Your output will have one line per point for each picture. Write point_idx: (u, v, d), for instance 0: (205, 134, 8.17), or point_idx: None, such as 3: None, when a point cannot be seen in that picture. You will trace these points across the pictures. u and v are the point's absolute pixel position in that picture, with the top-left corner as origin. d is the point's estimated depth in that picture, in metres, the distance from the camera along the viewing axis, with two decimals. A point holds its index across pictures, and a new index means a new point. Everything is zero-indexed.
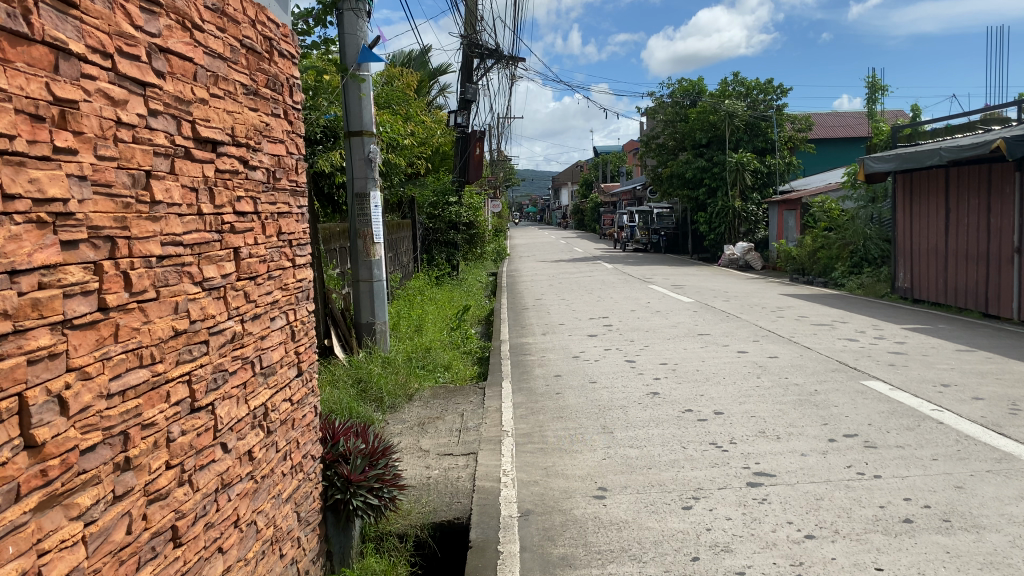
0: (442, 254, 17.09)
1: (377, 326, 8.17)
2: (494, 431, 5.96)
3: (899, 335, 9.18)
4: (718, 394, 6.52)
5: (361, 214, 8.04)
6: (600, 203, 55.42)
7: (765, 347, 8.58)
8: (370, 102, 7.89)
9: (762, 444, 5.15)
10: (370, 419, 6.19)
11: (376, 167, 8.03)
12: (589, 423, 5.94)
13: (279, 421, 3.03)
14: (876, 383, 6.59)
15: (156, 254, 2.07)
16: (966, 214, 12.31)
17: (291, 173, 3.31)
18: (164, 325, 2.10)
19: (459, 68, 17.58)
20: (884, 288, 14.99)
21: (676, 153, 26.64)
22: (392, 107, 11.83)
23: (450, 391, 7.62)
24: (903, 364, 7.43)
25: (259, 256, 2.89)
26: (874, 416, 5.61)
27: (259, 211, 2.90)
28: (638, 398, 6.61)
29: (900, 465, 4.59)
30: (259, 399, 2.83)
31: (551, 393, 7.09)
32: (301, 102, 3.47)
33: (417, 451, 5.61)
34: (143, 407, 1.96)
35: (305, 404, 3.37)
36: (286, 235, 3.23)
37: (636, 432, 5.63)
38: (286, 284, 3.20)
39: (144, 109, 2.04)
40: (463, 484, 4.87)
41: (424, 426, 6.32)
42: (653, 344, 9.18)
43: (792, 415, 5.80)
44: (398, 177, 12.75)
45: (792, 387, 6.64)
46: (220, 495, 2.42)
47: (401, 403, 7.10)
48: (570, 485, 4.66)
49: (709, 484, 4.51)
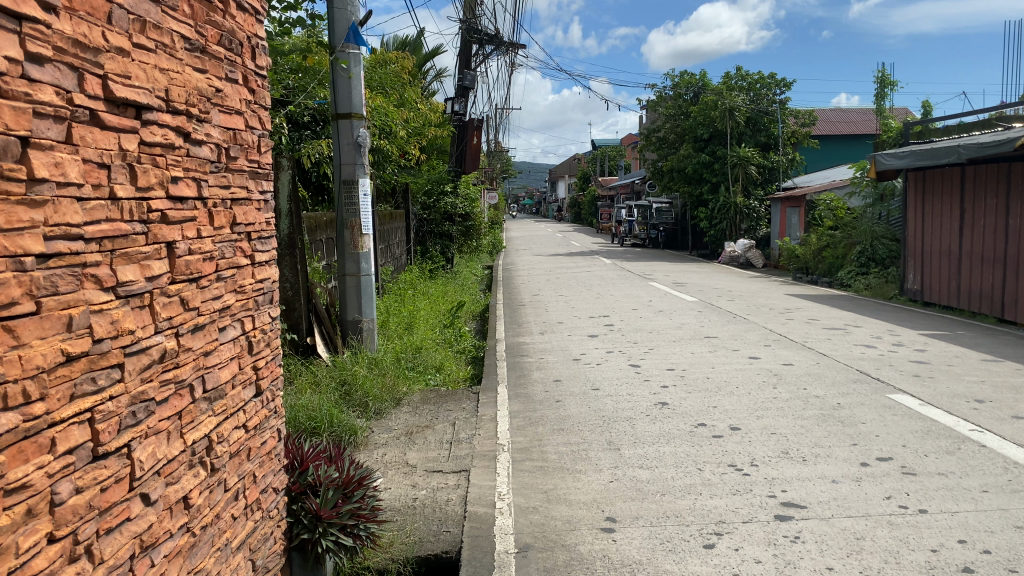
0: (436, 246, 16.53)
1: (364, 324, 7.59)
2: (489, 445, 5.41)
3: (919, 342, 8.65)
4: (732, 407, 6.00)
5: (349, 202, 7.44)
6: (597, 197, 54.88)
7: (777, 353, 8.05)
8: (360, 82, 7.30)
9: (788, 468, 4.63)
10: (353, 428, 5.64)
11: (366, 153, 7.46)
12: (594, 437, 5.40)
13: (228, 455, 2.48)
14: (903, 396, 6.07)
15: (35, 253, 1.52)
16: (983, 217, 11.81)
17: (250, 151, 2.75)
18: (47, 349, 1.55)
19: (458, 54, 16.96)
20: (893, 290, 14.48)
21: (677, 147, 26.05)
22: (384, 89, 11.27)
23: (441, 395, 7.07)
24: (929, 375, 6.91)
25: (204, 252, 2.33)
26: (907, 435, 5.09)
27: (206, 196, 2.35)
28: (645, 409, 6.07)
29: (946, 498, 4.07)
30: (201, 431, 2.28)
31: (550, 400, 6.55)
32: (266, 67, 2.91)
33: (404, 467, 5.08)
34: (8, 466, 1.44)
35: (264, 429, 2.83)
36: (242, 226, 2.67)
37: (646, 449, 5.10)
38: (241, 286, 2.65)
39: (19, 53, 1.49)
40: (453, 509, 4.32)
41: (412, 437, 5.79)
42: (657, 347, 8.64)
43: (816, 433, 5.27)
44: (391, 167, 12.19)
45: (812, 400, 6.11)
46: (136, 563, 1.88)
47: (387, 408, 6.58)
48: (575, 514, 4.13)
49: (731, 517, 3.98)
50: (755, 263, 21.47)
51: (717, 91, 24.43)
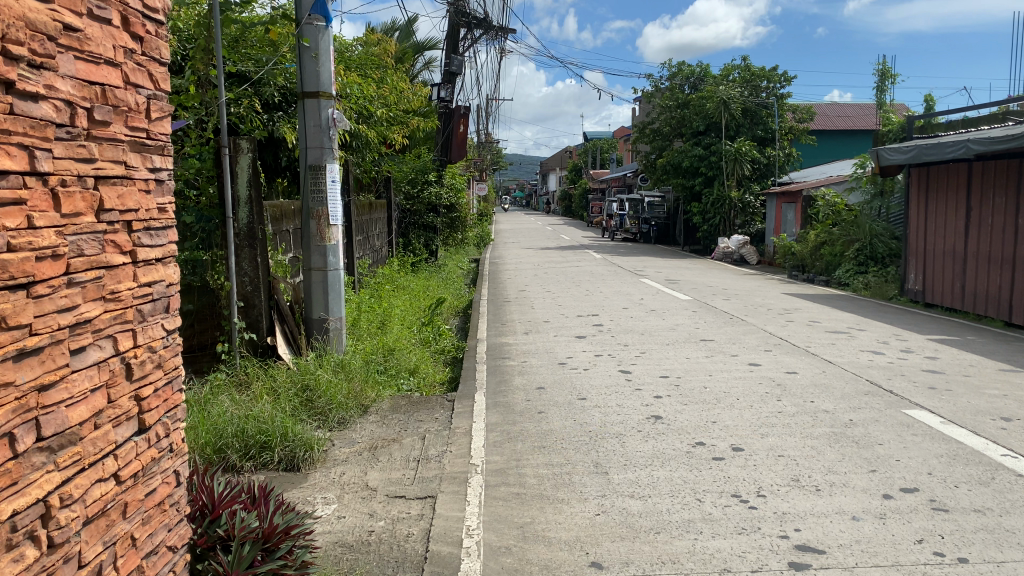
0: (420, 238, 15.89)
1: (331, 323, 6.90)
2: (460, 465, 4.80)
3: (930, 349, 8.09)
4: (734, 423, 5.41)
5: (315, 190, 6.79)
6: (589, 191, 54.36)
7: (779, 359, 7.46)
8: (328, 60, 6.70)
9: (801, 500, 4.03)
10: (309, 442, 5.07)
11: (336, 135, 6.82)
12: (579, 458, 4.79)
13: (83, 517, 1.85)
14: (921, 413, 5.48)
15: None
16: (990, 215, 11.26)
17: (132, 114, 2.11)
18: None
19: (445, 38, 16.26)
20: (893, 290, 13.95)
21: (671, 139, 25.38)
22: (364, 70, 10.63)
23: (413, 403, 6.45)
24: (946, 388, 6.32)
25: (43, 250, 1.70)
26: (931, 461, 4.51)
27: (45, 173, 1.72)
28: (637, 424, 5.47)
29: (987, 543, 3.49)
30: (30, 496, 1.65)
31: (531, 411, 5.93)
32: (157, 9, 2.26)
33: (363, 491, 4.49)
34: None
35: (152, 475, 2.20)
36: (116, 211, 2.02)
37: (637, 474, 4.50)
38: (113, 292, 2.00)
39: None
40: (413, 546, 3.71)
41: (376, 452, 5.18)
42: (649, 350, 8.03)
43: (829, 457, 4.68)
44: (372, 155, 11.53)
45: (820, 415, 5.53)
46: None
47: (352, 417, 5.97)
48: (555, 557, 3.52)
49: (738, 564, 3.38)
50: (749, 260, 20.91)
51: (715, 82, 23.80)
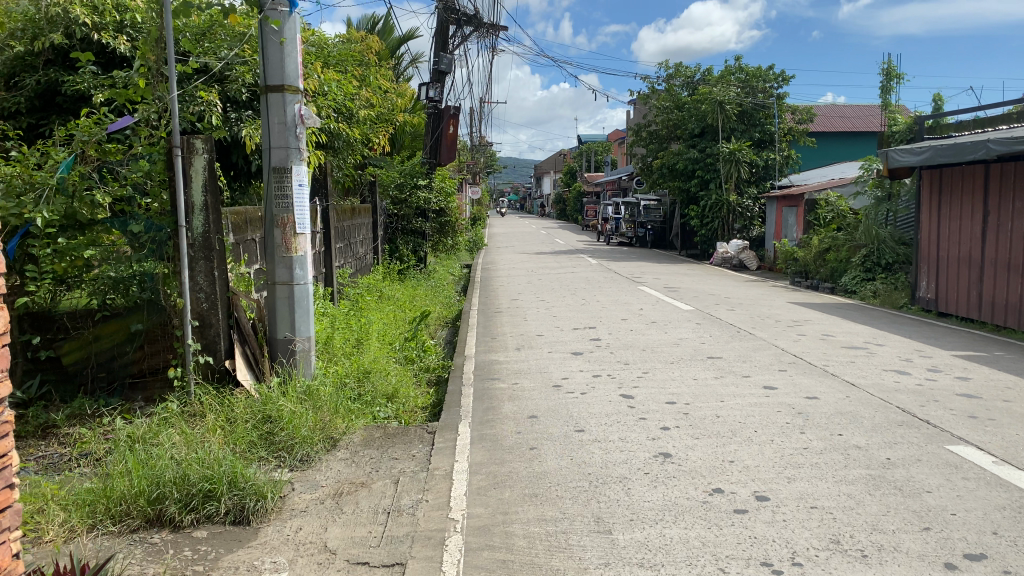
0: (408, 244, 15.15)
1: (297, 345, 6.13)
2: (437, 522, 4.06)
3: (957, 368, 7.39)
4: (756, 463, 4.69)
5: (280, 194, 6.04)
6: (584, 194, 53.65)
7: (795, 381, 6.74)
8: (294, 49, 5.98)
9: (846, 572, 3.32)
10: (262, 490, 4.32)
11: (304, 134, 6.09)
12: (576, 510, 4.08)
13: None
14: (969, 451, 4.78)
15: None
16: (1010, 219, 10.56)
17: None
18: None
19: (434, 36, 15.53)
20: (903, 297, 13.29)
21: (666, 142, 24.71)
22: (343, 66, 9.90)
23: (390, 436, 5.71)
24: (989, 417, 5.61)
25: None
26: (995, 517, 3.81)
27: None
28: (642, 464, 4.75)
29: None
30: None
31: (522, 448, 5.20)
32: None
33: (320, 554, 3.76)
34: None
35: None
36: None
37: (647, 533, 3.78)
38: None
39: None
40: None
41: (340, 500, 4.46)
42: (653, 370, 7.32)
43: (872, 509, 3.97)
44: (355, 158, 10.78)
45: (853, 453, 4.82)
46: None
47: (317, 454, 5.24)
48: None
49: None
50: (749, 265, 20.30)
51: (713, 83, 23.14)
